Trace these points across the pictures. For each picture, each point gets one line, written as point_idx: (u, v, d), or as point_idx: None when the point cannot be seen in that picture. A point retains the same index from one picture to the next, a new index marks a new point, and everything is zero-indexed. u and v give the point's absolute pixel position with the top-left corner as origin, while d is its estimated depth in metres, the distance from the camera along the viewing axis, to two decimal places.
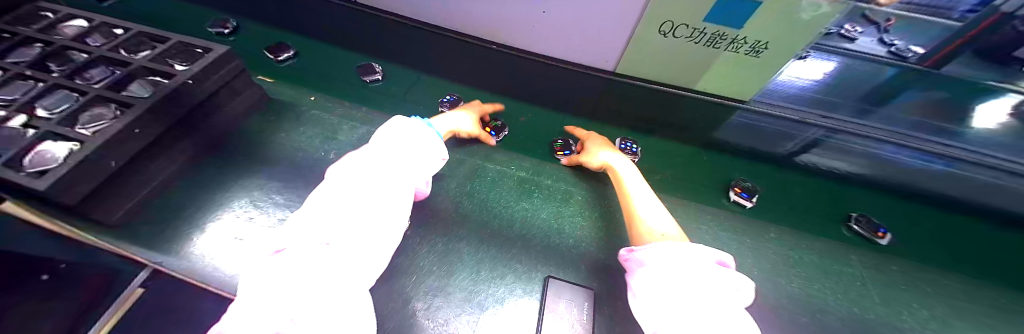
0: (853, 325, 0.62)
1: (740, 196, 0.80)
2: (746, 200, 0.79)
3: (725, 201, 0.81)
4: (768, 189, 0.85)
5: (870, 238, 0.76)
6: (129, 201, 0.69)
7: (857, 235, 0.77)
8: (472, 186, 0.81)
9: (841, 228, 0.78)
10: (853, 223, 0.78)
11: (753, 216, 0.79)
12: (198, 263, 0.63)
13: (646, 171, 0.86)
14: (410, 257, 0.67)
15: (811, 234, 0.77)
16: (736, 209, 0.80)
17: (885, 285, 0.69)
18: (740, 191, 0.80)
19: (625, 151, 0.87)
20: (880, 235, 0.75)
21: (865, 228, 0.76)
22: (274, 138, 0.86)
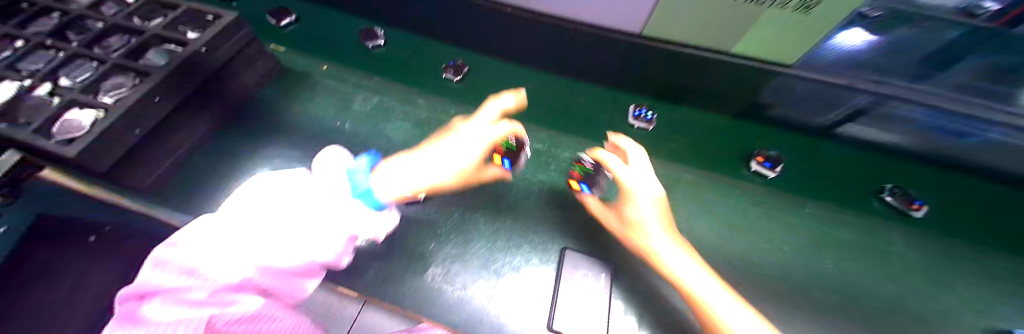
0: (889, 305, 0.60)
1: (762, 166, 0.75)
2: (769, 170, 0.75)
3: (746, 172, 0.78)
4: (801, 163, 0.80)
5: (904, 210, 0.72)
6: (157, 169, 0.70)
7: (889, 207, 0.73)
8: (487, 157, 0.79)
9: (871, 200, 0.75)
10: (886, 196, 0.73)
11: (778, 187, 0.76)
12: None
13: (658, 140, 0.84)
14: (428, 225, 0.67)
15: (847, 210, 0.73)
16: (757, 179, 0.77)
17: (923, 264, 0.66)
18: (763, 160, 0.75)
19: (639, 119, 0.84)
20: (915, 207, 0.71)
21: (899, 200, 0.72)
22: (289, 108, 0.85)
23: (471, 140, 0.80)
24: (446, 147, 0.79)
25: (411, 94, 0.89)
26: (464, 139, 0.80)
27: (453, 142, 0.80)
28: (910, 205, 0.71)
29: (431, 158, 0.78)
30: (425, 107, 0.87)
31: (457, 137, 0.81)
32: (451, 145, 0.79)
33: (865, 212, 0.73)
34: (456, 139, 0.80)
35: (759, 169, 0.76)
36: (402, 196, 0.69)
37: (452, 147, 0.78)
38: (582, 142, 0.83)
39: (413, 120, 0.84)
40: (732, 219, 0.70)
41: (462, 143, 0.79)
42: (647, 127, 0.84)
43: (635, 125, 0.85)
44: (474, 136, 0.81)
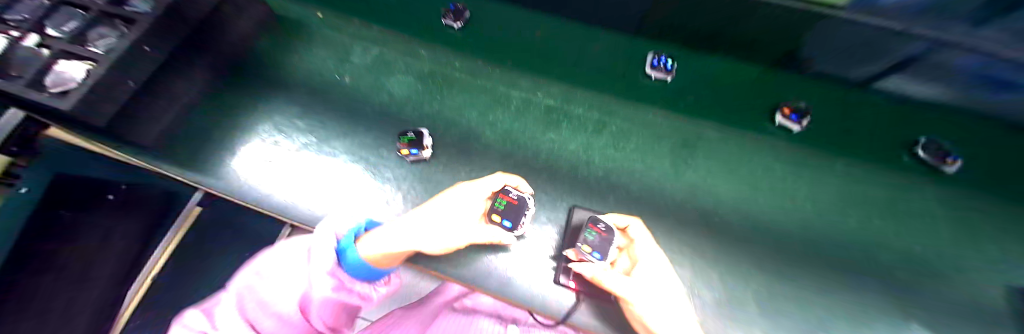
0: (905, 262, 0.61)
1: (788, 119, 0.70)
2: (794, 124, 0.70)
3: (770, 125, 0.73)
4: (839, 118, 0.73)
5: (936, 166, 0.68)
6: (160, 125, 0.68)
7: (920, 163, 0.69)
8: (496, 114, 0.75)
9: (901, 154, 0.70)
10: (919, 150, 0.68)
11: (806, 145, 0.71)
12: (236, 183, 0.66)
13: (675, 95, 0.76)
14: (433, 184, 0.67)
15: (880, 169, 0.69)
16: (781, 134, 0.72)
17: (954, 222, 0.64)
18: (789, 112, 0.70)
19: (658, 70, 0.74)
20: (949, 162, 0.66)
21: (934, 156, 0.67)
22: (289, 61, 0.80)
23: (458, 219, 0.58)
24: (423, 220, 0.56)
25: (411, 44, 0.82)
26: (456, 208, 0.59)
27: (433, 214, 0.57)
28: (944, 161, 0.67)
29: (437, 116, 0.74)
30: (429, 58, 0.80)
31: (441, 206, 0.59)
32: (427, 218, 0.56)
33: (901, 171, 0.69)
34: (442, 208, 0.58)
35: (783, 123, 0.71)
36: (407, 154, 0.68)
37: (429, 219, 0.56)
38: (599, 96, 0.76)
39: (416, 73, 0.78)
40: (753, 179, 0.68)
41: (444, 214, 0.57)
42: (667, 77, 0.75)
43: (653, 76, 0.76)
44: (460, 213, 0.59)
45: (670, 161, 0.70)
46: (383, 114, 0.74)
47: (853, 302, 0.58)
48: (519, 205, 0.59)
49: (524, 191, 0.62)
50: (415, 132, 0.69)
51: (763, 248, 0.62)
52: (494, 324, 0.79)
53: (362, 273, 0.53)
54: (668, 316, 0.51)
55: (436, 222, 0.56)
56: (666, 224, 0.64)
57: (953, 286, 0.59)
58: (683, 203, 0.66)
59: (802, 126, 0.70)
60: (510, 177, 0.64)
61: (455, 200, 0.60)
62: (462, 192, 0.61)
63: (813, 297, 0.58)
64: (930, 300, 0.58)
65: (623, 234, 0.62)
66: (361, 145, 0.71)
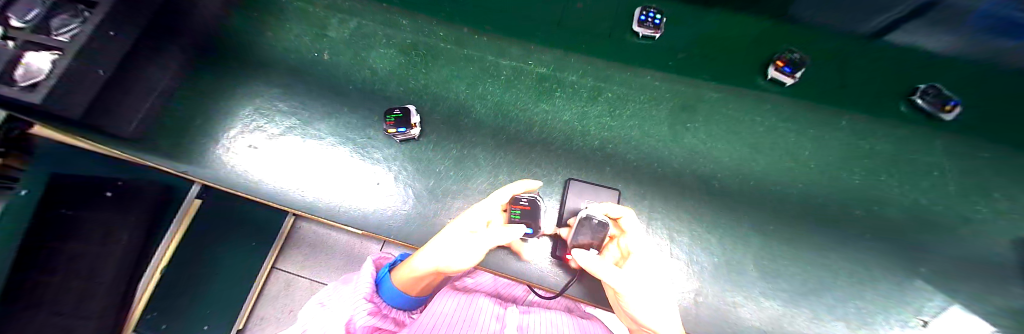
0: (913, 218, 0.60)
1: (780, 72, 0.64)
2: (786, 77, 0.64)
3: (761, 79, 0.68)
4: (859, 69, 0.66)
5: (931, 114, 0.63)
6: (137, 114, 0.66)
7: (915, 110, 0.64)
8: (485, 86, 0.71)
9: (897, 103, 0.65)
10: (916, 98, 0.63)
11: (815, 100, 0.66)
12: (224, 171, 0.65)
13: (669, 48, 0.70)
14: (424, 164, 0.65)
15: (898, 122, 0.64)
16: (772, 88, 0.67)
17: (967, 174, 0.61)
18: (783, 65, 0.64)
19: (645, 25, 0.67)
20: (947, 109, 0.61)
21: (931, 103, 0.62)
22: (262, 39, 0.75)
23: (476, 233, 0.56)
24: (445, 249, 0.56)
25: (390, 13, 0.76)
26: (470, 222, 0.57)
27: (451, 243, 0.55)
28: (943, 108, 0.61)
29: (423, 91, 0.71)
30: (410, 29, 0.75)
31: (457, 235, 0.55)
32: (448, 247, 0.56)
33: (923, 123, 0.64)
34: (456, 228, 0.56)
35: (776, 76, 0.65)
36: (395, 133, 0.64)
37: (451, 249, 0.56)
38: (594, 60, 0.71)
39: (398, 46, 0.74)
40: (755, 140, 0.65)
41: (464, 241, 0.55)
42: (655, 34, 0.68)
43: (640, 34, 0.69)
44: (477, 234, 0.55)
45: (668, 126, 0.67)
46: (366, 92, 0.71)
47: (854, 259, 0.58)
48: (532, 212, 0.56)
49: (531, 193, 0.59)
50: (401, 109, 0.65)
51: (763, 211, 0.61)
52: (491, 303, 0.79)
53: (393, 301, 0.70)
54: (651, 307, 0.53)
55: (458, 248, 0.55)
56: (665, 192, 0.62)
57: (958, 239, 0.58)
58: (683, 170, 0.64)
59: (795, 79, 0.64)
60: (514, 186, 0.59)
61: (469, 215, 0.57)
62: (473, 209, 0.57)
63: (813, 256, 0.58)
64: (934, 254, 0.57)
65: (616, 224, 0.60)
66: (346, 125, 0.68)
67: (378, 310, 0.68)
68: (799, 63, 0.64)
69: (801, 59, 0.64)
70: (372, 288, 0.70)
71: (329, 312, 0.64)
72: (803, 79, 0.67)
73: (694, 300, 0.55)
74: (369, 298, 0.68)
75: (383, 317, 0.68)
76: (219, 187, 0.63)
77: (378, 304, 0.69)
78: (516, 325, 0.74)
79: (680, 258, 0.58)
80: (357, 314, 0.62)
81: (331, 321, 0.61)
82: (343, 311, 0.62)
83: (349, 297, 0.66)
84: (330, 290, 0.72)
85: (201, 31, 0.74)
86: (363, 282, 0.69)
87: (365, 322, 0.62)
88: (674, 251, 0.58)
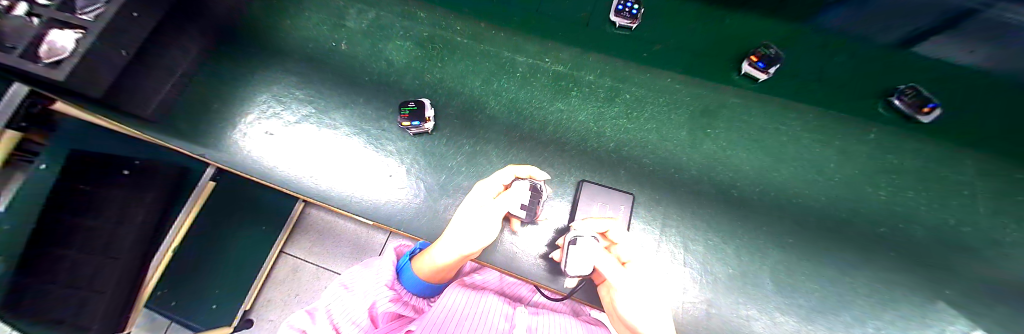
0: (940, 239, 0.57)
1: (753, 68, 0.62)
2: (761, 73, 0.62)
3: (736, 74, 0.67)
4: (889, 81, 0.63)
5: (910, 116, 0.61)
6: (157, 95, 0.66)
7: (895, 112, 0.63)
8: (501, 83, 0.70)
9: (874, 104, 0.64)
10: (896, 99, 0.61)
11: (828, 108, 0.64)
12: (239, 156, 0.65)
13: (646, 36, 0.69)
14: (439, 158, 0.65)
15: (932, 138, 0.61)
16: (747, 84, 0.66)
17: (1001, 196, 0.59)
18: (756, 60, 0.62)
19: (621, 15, 0.65)
20: (926, 111, 0.59)
21: (909, 104, 0.60)
22: (281, 25, 0.75)
23: (487, 219, 0.53)
24: (458, 228, 0.54)
25: (409, 4, 0.75)
26: (480, 215, 0.53)
27: (461, 228, 0.54)
28: (922, 110, 0.60)
29: (438, 85, 0.70)
30: (428, 21, 0.74)
31: (465, 220, 0.54)
32: (463, 225, 0.54)
33: (957, 141, 0.61)
34: (466, 219, 0.54)
35: (750, 71, 0.63)
36: (409, 126, 0.64)
37: (466, 226, 0.53)
38: (613, 60, 0.70)
39: (415, 38, 0.74)
40: (777, 150, 0.64)
41: (476, 223, 0.53)
42: (632, 24, 0.66)
43: (618, 23, 0.68)
44: (486, 217, 0.53)
45: (687, 131, 0.65)
46: (381, 84, 0.70)
47: (875, 277, 0.56)
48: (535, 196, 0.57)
49: (536, 178, 0.59)
50: (416, 102, 0.65)
51: (783, 223, 0.59)
52: (501, 302, 0.79)
53: (414, 289, 0.71)
54: (654, 316, 0.49)
55: (468, 220, 0.54)
56: (680, 197, 0.61)
57: (988, 263, 0.56)
58: (701, 177, 0.62)
59: (769, 74, 0.62)
60: (520, 168, 0.58)
61: (473, 201, 0.56)
62: (475, 191, 0.58)
63: (831, 271, 0.57)
64: (958, 277, 0.55)
65: (606, 235, 0.58)
66: (361, 116, 0.68)
67: (398, 297, 0.69)
68: (775, 59, 0.61)
69: (778, 55, 0.61)
70: (393, 275, 0.72)
71: (355, 296, 0.65)
72: (821, 86, 0.65)
73: (705, 310, 0.54)
74: (391, 285, 0.70)
75: (404, 303, 0.70)
76: (238, 173, 0.64)
77: (399, 292, 0.71)
78: (525, 325, 0.72)
79: (692, 267, 0.57)
80: (380, 299, 0.65)
81: (354, 305, 0.64)
82: (366, 296, 0.65)
83: (372, 280, 0.68)
84: (353, 272, 0.72)
85: (225, 13, 0.74)
86: (386, 269, 0.72)
87: (387, 308, 0.66)
88: (687, 259, 0.58)
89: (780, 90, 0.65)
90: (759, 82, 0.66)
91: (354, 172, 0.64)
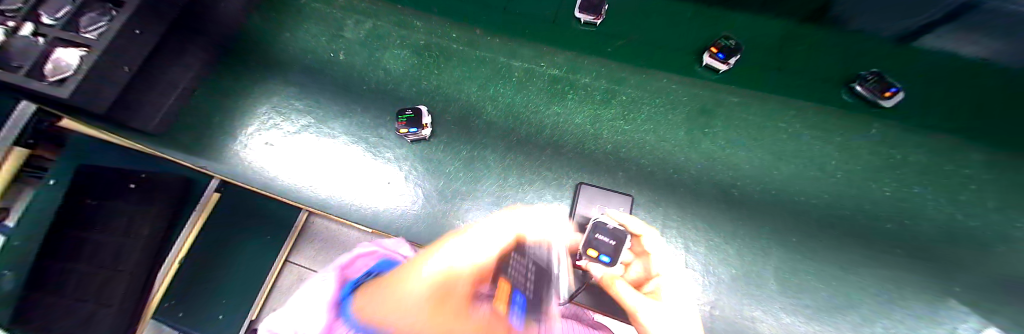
0: (948, 234, 0.56)
1: (714, 59, 0.62)
2: (721, 64, 0.63)
3: (697, 66, 0.67)
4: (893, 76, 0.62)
5: (873, 101, 0.61)
6: (160, 111, 0.66)
7: (859, 99, 0.62)
8: (496, 88, 0.71)
9: (839, 92, 0.63)
10: (857, 85, 0.61)
11: (819, 103, 0.64)
12: (240, 167, 0.66)
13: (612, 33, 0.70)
14: (437, 165, 0.65)
15: (935, 133, 0.61)
16: (708, 75, 0.66)
17: (1008, 188, 0.58)
18: (717, 51, 0.62)
19: (584, 12, 0.65)
20: (888, 96, 0.59)
21: (871, 91, 0.60)
22: (279, 37, 0.76)
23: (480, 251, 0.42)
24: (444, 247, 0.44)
25: (403, 13, 0.76)
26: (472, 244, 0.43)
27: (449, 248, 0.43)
28: (883, 95, 0.59)
29: (434, 92, 0.71)
30: (423, 29, 0.75)
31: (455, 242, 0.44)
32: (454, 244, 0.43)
33: (960, 134, 0.60)
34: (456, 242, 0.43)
35: (711, 63, 0.64)
36: (407, 133, 0.64)
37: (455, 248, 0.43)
38: (609, 62, 0.70)
39: (412, 46, 0.74)
40: (778, 148, 0.63)
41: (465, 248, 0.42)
42: (596, 20, 0.66)
43: (582, 19, 0.68)
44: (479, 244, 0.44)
45: (684, 131, 0.65)
46: (378, 92, 0.71)
47: (883, 275, 0.55)
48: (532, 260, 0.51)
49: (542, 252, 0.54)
50: (413, 109, 0.64)
51: (786, 222, 0.59)
52: None
53: None
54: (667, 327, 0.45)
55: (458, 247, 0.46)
56: (681, 198, 0.61)
57: (998, 258, 0.54)
58: (700, 176, 0.62)
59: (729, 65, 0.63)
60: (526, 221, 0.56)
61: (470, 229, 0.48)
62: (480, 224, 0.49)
63: (838, 271, 0.55)
64: (968, 272, 0.54)
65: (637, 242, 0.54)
66: (359, 125, 0.69)
67: None
68: (734, 49, 0.61)
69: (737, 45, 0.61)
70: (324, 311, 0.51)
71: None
72: (808, 80, 0.65)
73: (710, 312, 0.53)
74: None
75: None
76: (238, 183, 0.64)
77: None
78: None
79: (695, 269, 0.56)
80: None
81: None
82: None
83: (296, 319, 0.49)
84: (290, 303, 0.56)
85: (226, 27, 0.76)
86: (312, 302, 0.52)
87: None
88: (689, 261, 0.57)
89: (768, 85, 0.65)
90: (722, 73, 0.66)
91: (354, 182, 0.64)
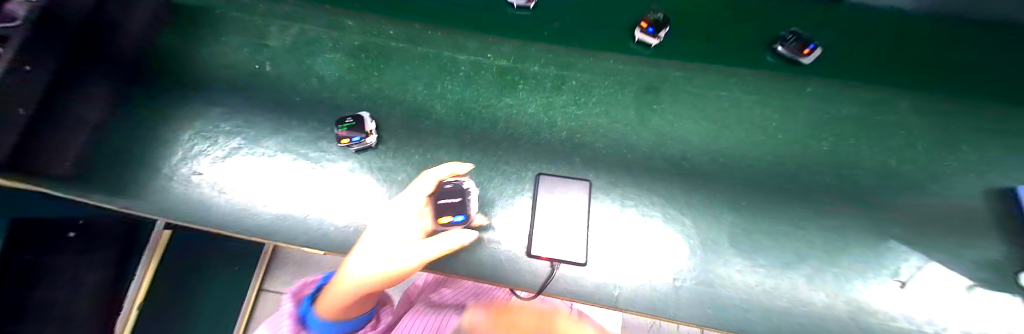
0: (886, 180, 0.59)
1: (644, 34, 0.64)
2: (651, 37, 0.64)
3: (631, 43, 0.67)
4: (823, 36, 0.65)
5: (795, 60, 0.63)
6: (70, 152, 0.59)
7: (782, 59, 0.64)
8: (443, 86, 0.68)
9: (762, 54, 0.65)
10: (778, 44, 0.63)
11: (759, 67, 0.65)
12: (163, 203, 0.58)
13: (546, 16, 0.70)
14: (387, 174, 0.61)
15: (868, 84, 0.63)
16: (642, 50, 0.67)
17: (933, 130, 0.61)
18: (647, 26, 0.63)
19: None
20: (807, 53, 0.61)
21: (791, 49, 0.62)
22: (202, 56, 0.71)
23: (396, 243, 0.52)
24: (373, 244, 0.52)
25: (336, 15, 0.72)
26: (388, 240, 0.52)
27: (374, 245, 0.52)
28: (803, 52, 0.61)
29: (377, 96, 0.68)
30: (358, 30, 0.71)
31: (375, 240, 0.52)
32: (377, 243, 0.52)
33: (890, 84, 0.63)
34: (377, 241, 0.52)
35: (643, 38, 0.65)
36: (349, 143, 0.61)
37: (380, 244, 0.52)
38: (555, 47, 0.68)
39: (349, 50, 0.70)
40: (724, 115, 0.64)
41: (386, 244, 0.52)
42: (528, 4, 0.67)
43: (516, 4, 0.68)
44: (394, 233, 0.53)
45: (634, 110, 0.65)
46: (317, 102, 0.67)
47: (831, 226, 0.57)
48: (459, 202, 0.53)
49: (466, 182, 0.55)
50: (353, 118, 0.61)
51: (738, 187, 0.60)
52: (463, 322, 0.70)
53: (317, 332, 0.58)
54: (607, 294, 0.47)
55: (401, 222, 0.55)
56: (635, 176, 0.61)
57: (929, 196, 0.58)
58: (653, 153, 0.62)
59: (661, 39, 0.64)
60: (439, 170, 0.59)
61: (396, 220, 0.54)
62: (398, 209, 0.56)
63: (790, 228, 0.57)
64: (904, 213, 0.57)
65: None
66: (297, 140, 0.65)
67: None
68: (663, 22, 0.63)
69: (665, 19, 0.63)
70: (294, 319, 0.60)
71: None
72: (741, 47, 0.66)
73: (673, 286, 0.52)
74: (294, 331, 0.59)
75: None
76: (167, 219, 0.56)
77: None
78: None
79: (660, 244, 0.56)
80: None
81: None
82: None
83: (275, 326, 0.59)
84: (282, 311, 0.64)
85: (139, 54, 0.70)
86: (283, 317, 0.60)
87: None
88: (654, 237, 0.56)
89: (710, 55, 0.66)
90: (655, 47, 0.66)
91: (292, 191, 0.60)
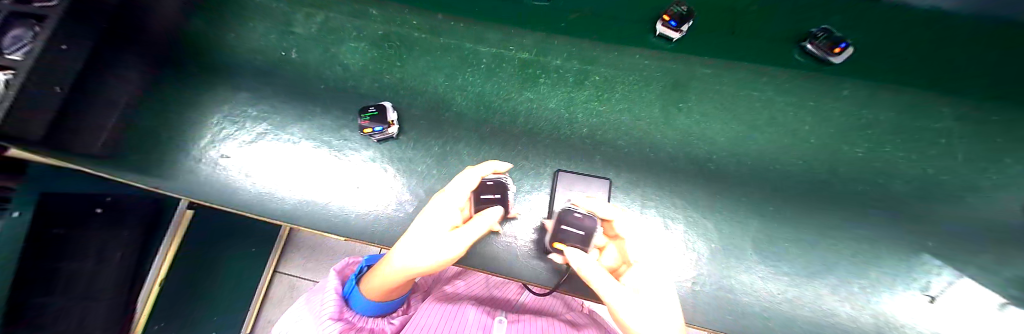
0: (920, 191, 0.57)
1: (665, 27, 0.60)
2: (673, 32, 0.61)
3: (652, 36, 0.65)
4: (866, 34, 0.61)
5: (823, 59, 0.60)
6: (104, 130, 0.61)
7: (809, 57, 0.61)
8: (464, 78, 0.68)
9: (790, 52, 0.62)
10: (808, 42, 0.60)
11: (790, 68, 0.62)
12: (195, 184, 0.61)
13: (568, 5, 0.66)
14: (407, 165, 0.62)
15: (908, 89, 0.60)
16: (663, 44, 0.64)
17: (977, 140, 0.58)
18: (669, 19, 0.60)
19: None
20: (837, 52, 0.58)
21: (821, 48, 0.58)
22: (227, 40, 0.71)
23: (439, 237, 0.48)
24: (414, 240, 0.48)
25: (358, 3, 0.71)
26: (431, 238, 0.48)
27: (417, 239, 0.48)
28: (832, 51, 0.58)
29: (399, 86, 0.68)
30: (380, 18, 0.71)
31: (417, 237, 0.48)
32: (418, 240, 0.48)
33: (933, 90, 0.60)
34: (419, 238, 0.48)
35: (665, 32, 0.62)
36: (372, 132, 0.61)
37: (421, 241, 0.48)
38: (579, 41, 0.67)
39: (370, 38, 0.70)
40: (752, 117, 0.62)
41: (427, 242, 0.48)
42: None
43: None
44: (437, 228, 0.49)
45: (659, 108, 0.64)
46: (339, 91, 0.68)
47: (858, 235, 0.55)
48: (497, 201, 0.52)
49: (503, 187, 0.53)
50: (376, 107, 0.61)
51: (762, 192, 0.59)
52: (479, 312, 0.72)
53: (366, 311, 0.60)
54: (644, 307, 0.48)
55: (444, 211, 0.49)
56: (658, 176, 0.60)
57: (967, 209, 0.55)
58: (677, 153, 0.61)
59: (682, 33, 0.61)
60: (482, 167, 0.52)
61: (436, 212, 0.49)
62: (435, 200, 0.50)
63: (816, 236, 0.55)
64: (939, 226, 0.55)
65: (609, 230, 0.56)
66: (320, 128, 0.65)
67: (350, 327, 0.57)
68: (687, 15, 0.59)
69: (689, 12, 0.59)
70: (339, 300, 0.60)
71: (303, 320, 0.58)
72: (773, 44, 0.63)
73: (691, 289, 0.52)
74: (338, 311, 0.58)
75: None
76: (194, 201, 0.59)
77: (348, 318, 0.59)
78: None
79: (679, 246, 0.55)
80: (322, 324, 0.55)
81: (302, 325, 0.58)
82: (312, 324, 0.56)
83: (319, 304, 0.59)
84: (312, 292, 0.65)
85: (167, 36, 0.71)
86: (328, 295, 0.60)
87: None
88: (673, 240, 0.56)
89: (739, 53, 0.64)
90: (676, 42, 0.64)
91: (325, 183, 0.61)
